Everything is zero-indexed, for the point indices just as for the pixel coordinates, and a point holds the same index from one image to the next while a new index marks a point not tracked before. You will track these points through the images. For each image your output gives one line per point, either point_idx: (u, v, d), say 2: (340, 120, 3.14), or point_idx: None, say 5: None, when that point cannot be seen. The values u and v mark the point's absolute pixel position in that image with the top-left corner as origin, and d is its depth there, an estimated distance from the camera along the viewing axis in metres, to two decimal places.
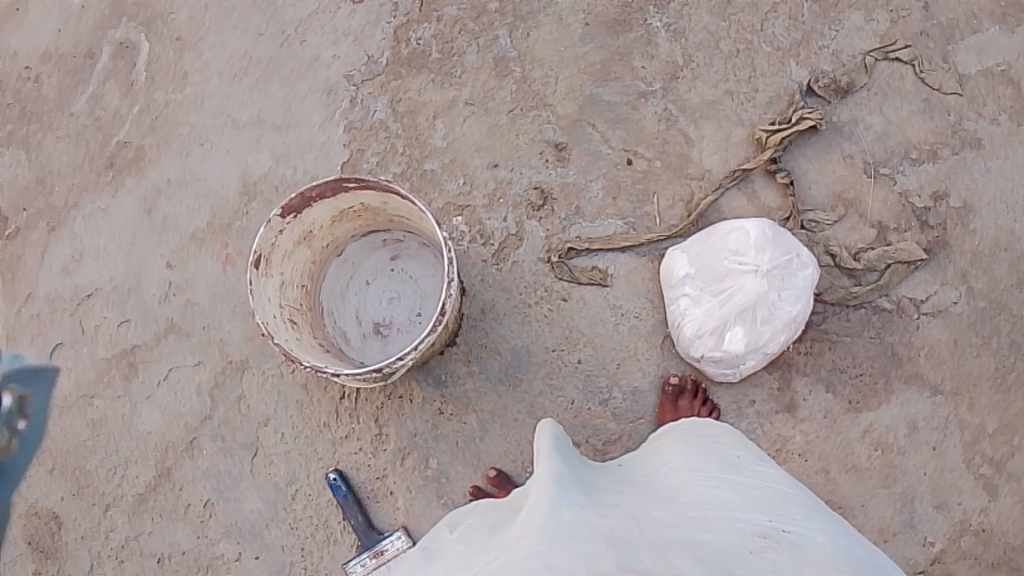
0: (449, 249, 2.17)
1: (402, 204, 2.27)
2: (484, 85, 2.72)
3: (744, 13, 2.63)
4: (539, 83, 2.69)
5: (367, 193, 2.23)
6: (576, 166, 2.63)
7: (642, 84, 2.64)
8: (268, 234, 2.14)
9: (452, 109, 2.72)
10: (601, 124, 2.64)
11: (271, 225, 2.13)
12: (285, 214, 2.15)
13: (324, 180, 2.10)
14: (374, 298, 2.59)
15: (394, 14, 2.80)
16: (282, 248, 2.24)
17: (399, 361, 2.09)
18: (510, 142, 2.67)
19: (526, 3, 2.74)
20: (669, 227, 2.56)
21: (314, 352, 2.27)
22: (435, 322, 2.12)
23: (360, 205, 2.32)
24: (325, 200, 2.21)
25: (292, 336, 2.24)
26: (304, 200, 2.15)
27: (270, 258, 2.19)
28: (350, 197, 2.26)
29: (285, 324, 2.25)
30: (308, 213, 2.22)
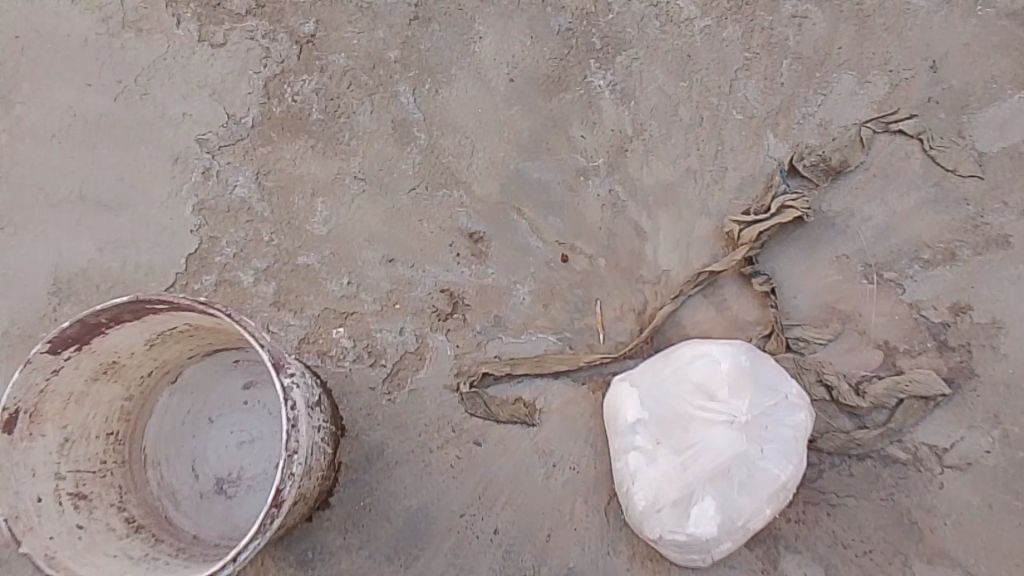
0: (289, 410, 1.51)
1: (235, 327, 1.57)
2: (380, 156, 2.11)
3: (710, 71, 2.08)
4: (450, 154, 2.10)
5: (186, 315, 1.56)
6: (497, 262, 2.00)
7: (580, 160, 2.08)
8: (28, 377, 1.49)
9: (338, 184, 2.10)
10: (529, 208, 2.04)
11: (34, 364, 1.48)
12: (57, 348, 1.50)
13: (109, 303, 1.45)
14: (220, 440, 1.88)
15: (265, 62, 2.16)
16: (64, 390, 1.58)
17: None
18: (411, 230, 2.05)
19: (435, 53, 2.16)
20: (615, 345, 1.95)
21: (102, 544, 1.60)
22: (261, 519, 1.45)
23: (185, 326, 1.65)
24: (126, 324, 1.55)
25: (72, 519, 1.59)
26: (87, 328, 1.50)
27: (38, 408, 1.54)
28: (162, 320, 1.58)
29: (63, 499, 1.59)
30: (100, 342, 1.56)
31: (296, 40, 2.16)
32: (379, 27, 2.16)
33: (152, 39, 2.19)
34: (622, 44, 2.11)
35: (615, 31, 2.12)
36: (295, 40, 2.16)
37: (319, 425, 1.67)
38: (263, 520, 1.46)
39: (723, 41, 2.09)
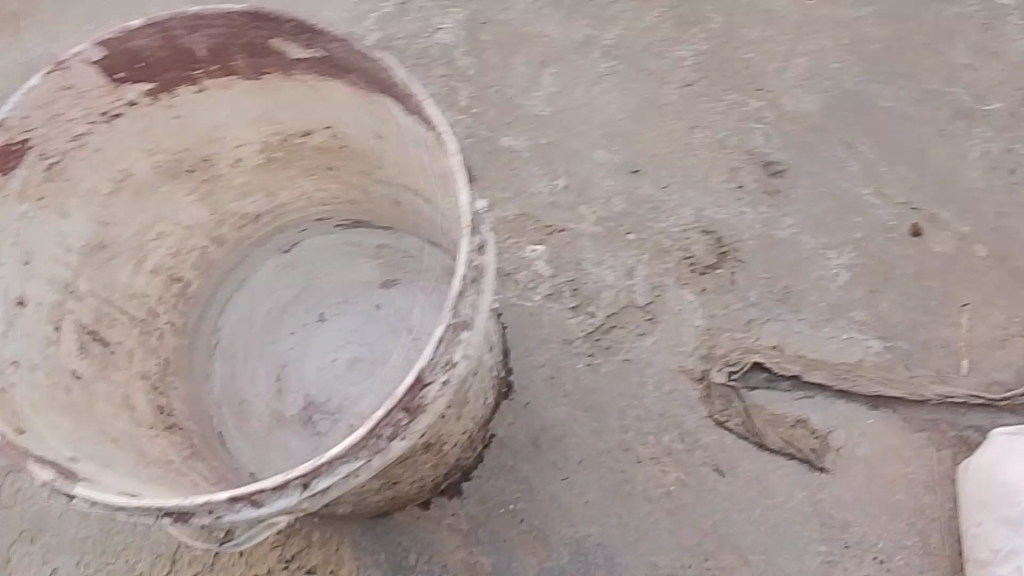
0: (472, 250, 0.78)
1: (402, 128, 0.89)
2: (649, 33, 1.34)
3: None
4: (754, 48, 1.33)
5: (331, 90, 0.91)
6: (802, 210, 1.27)
7: (962, 96, 1.31)
8: (53, 99, 0.85)
9: (579, 56, 1.34)
10: (870, 147, 1.30)
11: (74, 87, 0.86)
12: (118, 73, 0.87)
13: (215, 7, 0.82)
14: (326, 350, 1.24)
15: None
16: (115, 164, 0.98)
17: (238, 507, 0.73)
18: (674, 139, 1.30)
19: None
20: (977, 380, 1.19)
21: (97, 419, 0.94)
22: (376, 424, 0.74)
23: (326, 129, 1.00)
24: (236, 76, 0.92)
25: (63, 365, 0.96)
26: (173, 53, 0.88)
27: (63, 166, 0.92)
28: (292, 89, 0.94)
29: (61, 333, 0.97)
30: (192, 102, 0.96)
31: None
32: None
33: None
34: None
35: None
36: None
37: (489, 337, 0.98)
38: (373, 430, 0.74)
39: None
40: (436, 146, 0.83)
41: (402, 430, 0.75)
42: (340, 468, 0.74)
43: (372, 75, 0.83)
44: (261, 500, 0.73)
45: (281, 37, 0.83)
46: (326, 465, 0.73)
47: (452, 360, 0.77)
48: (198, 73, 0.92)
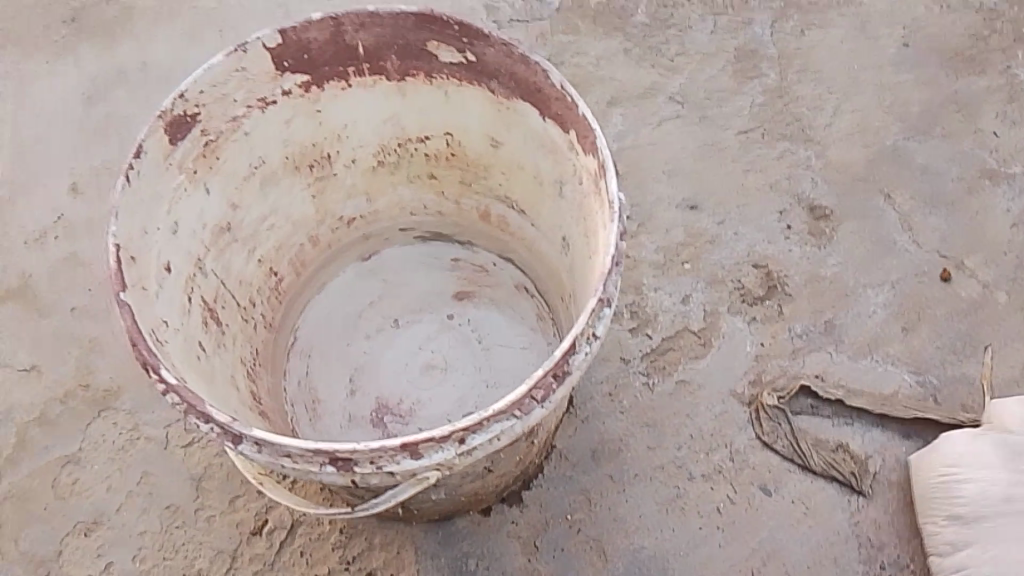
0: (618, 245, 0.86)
1: (530, 129, 1.02)
2: (710, 82, 1.52)
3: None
4: (804, 103, 1.51)
5: (465, 93, 1.05)
6: (845, 251, 1.39)
7: (989, 158, 1.46)
8: (228, 80, 0.98)
9: (645, 99, 1.50)
10: (905, 199, 1.43)
11: (246, 70, 0.98)
12: (287, 62, 1.00)
13: (390, 7, 0.97)
14: (400, 355, 1.23)
15: None
16: (252, 152, 1.07)
17: (399, 456, 0.76)
18: (730, 179, 1.44)
19: None
20: None
21: (218, 386, 0.97)
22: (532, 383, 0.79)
23: (442, 135, 1.13)
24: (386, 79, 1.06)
25: (193, 335, 0.99)
26: (337, 51, 1.01)
27: (217, 146, 1.02)
28: (423, 94, 1.08)
29: (191, 300, 1.01)
30: (330, 98, 1.07)
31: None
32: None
33: None
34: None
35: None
36: None
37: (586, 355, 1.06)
38: (529, 391, 0.78)
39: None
40: (563, 150, 0.98)
41: (553, 395, 0.79)
42: (496, 425, 0.77)
43: (519, 76, 0.97)
44: (422, 451, 0.77)
45: (444, 39, 0.98)
46: (485, 421, 0.77)
47: (594, 334, 0.83)
48: (349, 69, 1.04)
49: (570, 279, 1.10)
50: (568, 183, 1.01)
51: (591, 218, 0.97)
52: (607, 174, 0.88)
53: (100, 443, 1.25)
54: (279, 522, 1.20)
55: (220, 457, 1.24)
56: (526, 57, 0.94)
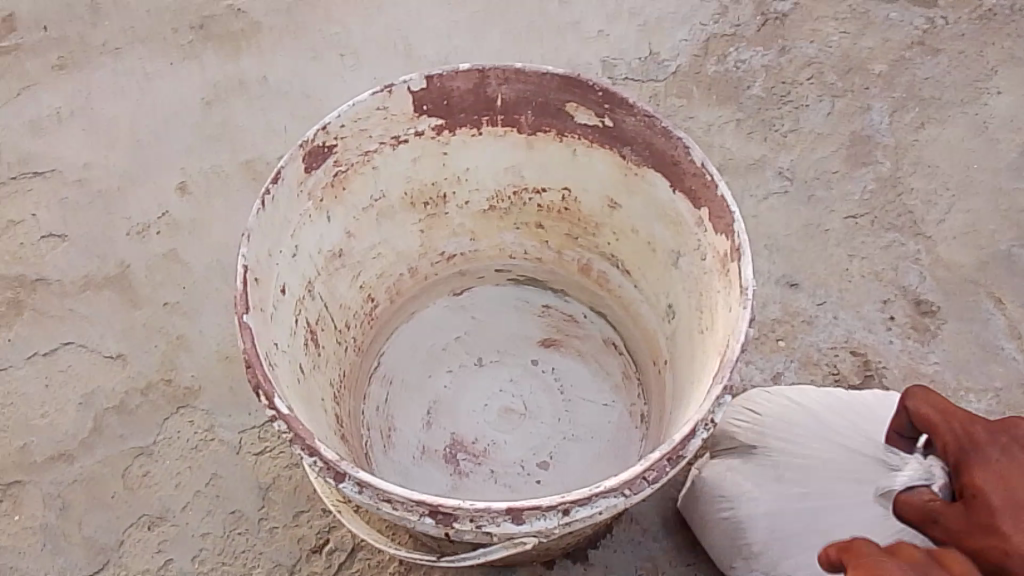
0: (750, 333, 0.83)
1: (654, 198, 1.03)
2: (820, 162, 1.49)
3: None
4: (917, 195, 1.47)
5: (593, 156, 1.06)
6: (948, 351, 1.33)
7: None
8: (370, 117, 0.98)
9: (753, 171, 1.48)
10: (1015, 305, 1.37)
11: (388, 109, 0.99)
12: (426, 106, 1.01)
13: (537, 68, 0.98)
14: (479, 394, 1.16)
15: (716, 18, 1.63)
16: (376, 185, 1.07)
17: (502, 519, 0.70)
18: (832, 262, 1.40)
19: (934, 85, 1.57)
20: None
21: (315, 409, 0.91)
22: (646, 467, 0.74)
23: (560, 190, 1.12)
24: (516, 134, 1.06)
25: (296, 356, 0.94)
26: (476, 100, 1.02)
27: (347, 177, 1.02)
28: (550, 152, 1.08)
29: (297, 321, 0.98)
30: (458, 144, 1.07)
31: (761, 10, 1.64)
32: (868, 34, 1.63)
33: None
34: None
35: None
36: (761, 11, 1.64)
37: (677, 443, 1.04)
38: (642, 471, 0.75)
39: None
40: (691, 225, 0.98)
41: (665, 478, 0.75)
42: (605, 501, 0.72)
43: (657, 148, 0.97)
44: (526, 517, 0.71)
45: (585, 104, 0.99)
46: (595, 494, 0.72)
47: (711, 421, 0.79)
48: (482, 119, 1.05)
49: (668, 349, 1.09)
50: (685, 255, 1.01)
51: (709, 292, 0.97)
52: (741, 257, 0.88)
53: (176, 438, 1.25)
54: (341, 544, 1.17)
55: (291, 468, 1.23)
56: (669, 131, 0.95)
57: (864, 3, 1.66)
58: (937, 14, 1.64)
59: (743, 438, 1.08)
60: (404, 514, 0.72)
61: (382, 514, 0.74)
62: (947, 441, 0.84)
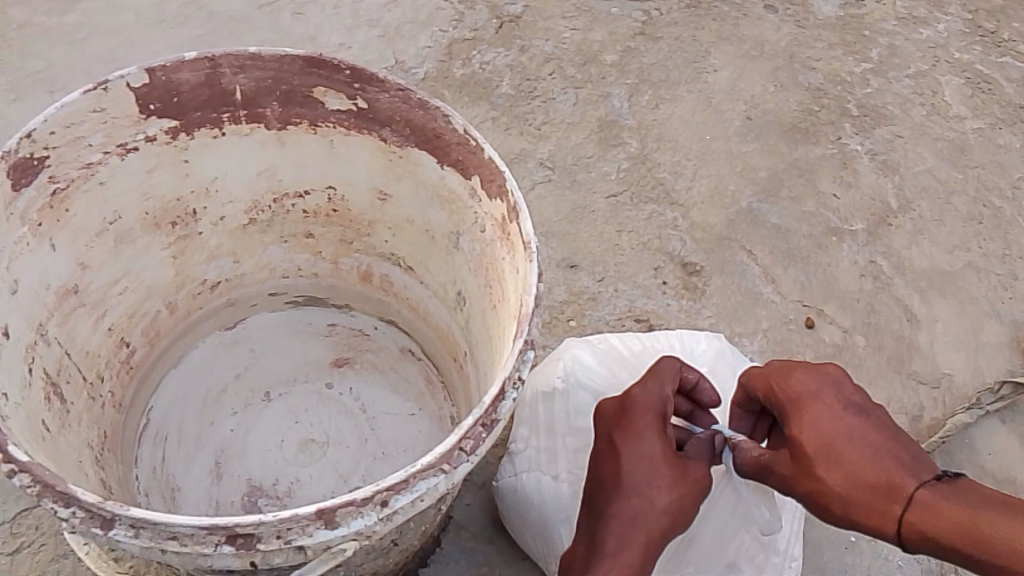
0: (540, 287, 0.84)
1: (424, 178, 1.00)
2: (576, 149, 1.56)
3: (986, 170, 1.63)
4: (665, 169, 1.56)
5: (351, 144, 1.02)
6: (717, 303, 1.44)
7: (832, 217, 1.55)
8: (85, 120, 0.90)
9: (516, 165, 1.53)
10: (765, 253, 1.50)
11: (105, 111, 0.91)
12: (152, 104, 0.94)
13: (273, 52, 0.94)
14: (271, 432, 1.11)
15: (455, 24, 1.66)
16: (106, 204, 0.99)
17: (313, 527, 0.70)
18: (604, 239, 1.47)
19: (661, 68, 1.68)
20: None
21: (68, 472, 0.87)
22: (452, 441, 0.75)
23: (324, 188, 1.08)
24: (269, 126, 1.01)
25: (35, 412, 0.88)
26: (210, 95, 0.96)
27: (66, 197, 0.93)
28: (304, 146, 1.04)
29: (32, 371, 0.90)
30: (198, 146, 1.01)
31: (497, 13, 1.68)
32: (597, 28, 1.71)
33: None
34: (883, 118, 1.67)
35: (874, 102, 1.69)
36: (496, 13, 1.68)
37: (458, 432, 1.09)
38: (457, 442, 0.75)
39: (999, 146, 1.66)
40: (465, 199, 0.96)
41: (481, 447, 0.76)
42: (421, 483, 0.72)
43: (416, 123, 0.95)
44: (340, 519, 0.70)
45: (332, 85, 0.95)
46: (411, 478, 0.72)
47: (520, 378, 0.80)
48: (223, 115, 0.99)
49: (465, 339, 1.06)
50: (465, 233, 1.00)
51: (494, 264, 0.96)
52: (521, 215, 0.87)
53: None
54: None
55: (50, 568, 1.13)
56: (425, 101, 0.92)
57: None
58: (652, 5, 1.75)
59: (546, 416, 1.10)
60: (196, 549, 0.69)
61: (173, 557, 0.72)
62: (782, 397, 0.90)
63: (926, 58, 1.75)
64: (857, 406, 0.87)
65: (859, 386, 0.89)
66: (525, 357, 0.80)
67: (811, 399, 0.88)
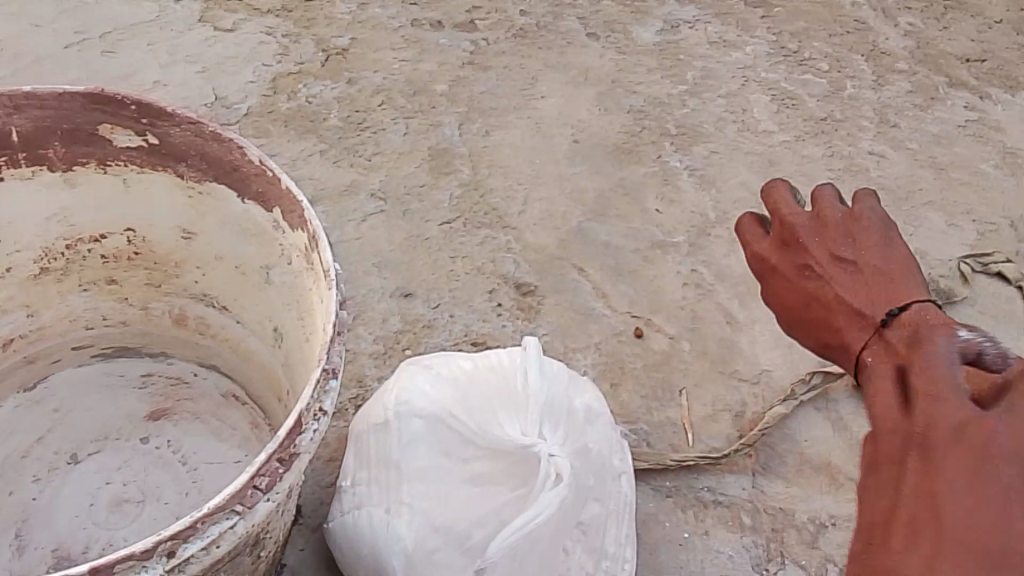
0: (337, 317, 0.84)
1: (228, 213, 0.99)
2: (408, 178, 1.58)
3: (793, 181, 1.76)
4: (496, 194, 1.60)
5: (149, 181, 0.99)
6: (550, 321, 1.48)
7: (657, 232, 1.64)
8: None
9: (347, 196, 1.53)
10: (595, 269, 1.56)
11: None
12: None
13: (51, 89, 0.91)
14: (80, 495, 1.05)
15: (281, 58, 1.65)
16: None
17: None
18: (438, 265, 1.49)
19: (490, 95, 1.73)
20: (706, 446, 1.42)
21: None
22: (244, 483, 0.73)
23: (123, 232, 1.04)
24: (58, 169, 0.98)
25: None
26: None
27: None
28: (97, 187, 1.00)
29: None
30: None
31: (324, 47, 1.69)
32: (425, 59, 1.74)
33: (144, 9, 1.66)
34: (699, 136, 1.78)
35: (691, 122, 1.80)
36: (323, 48, 1.69)
37: None
38: (250, 480, 0.74)
39: (804, 157, 1.79)
40: (269, 231, 0.96)
41: (279, 481, 0.75)
42: (212, 527, 0.71)
43: (212, 157, 0.94)
44: None
45: (120, 121, 0.93)
46: (199, 523, 0.71)
47: (321, 409, 0.80)
48: (0, 160, 0.95)
49: (288, 377, 1.04)
50: (274, 267, 0.99)
51: (303, 295, 0.95)
52: (321, 245, 0.88)
53: None
54: None
55: None
56: (220, 134, 0.92)
57: (415, 32, 1.77)
58: (479, 36, 1.80)
59: (377, 448, 1.09)
60: None
61: None
62: (821, 215, 1.01)
63: (737, 80, 1.88)
64: (889, 249, 0.97)
65: (898, 236, 0.98)
66: (321, 385, 0.80)
67: (848, 223, 0.99)
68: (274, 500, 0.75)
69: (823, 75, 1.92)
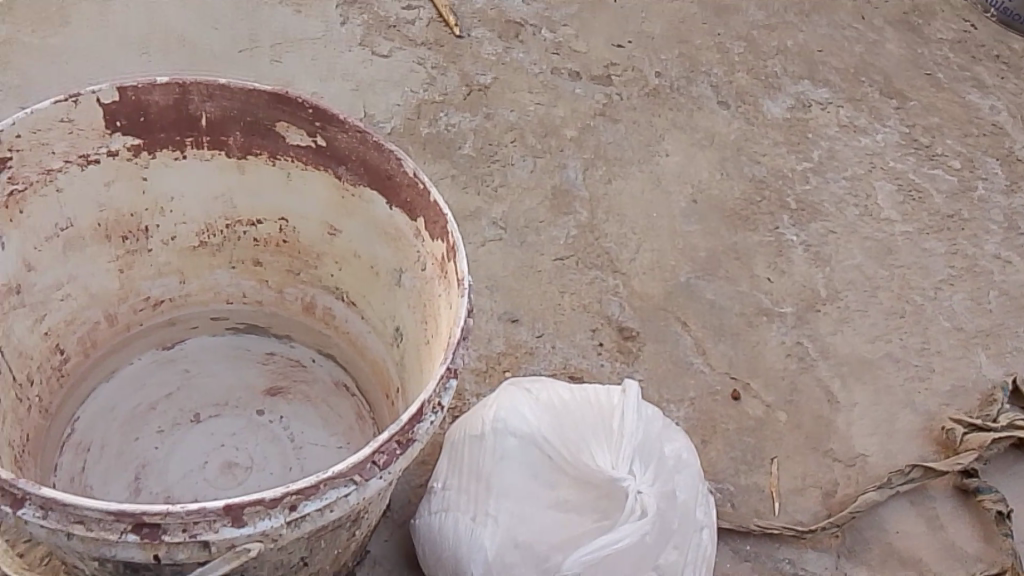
0: (466, 320, 0.89)
1: (374, 217, 1.06)
2: (529, 212, 1.64)
3: (909, 271, 1.73)
4: (610, 240, 1.65)
5: (308, 178, 1.08)
6: (647, 368, 1.51)
7: (764, 299, 1.64)
8: (52, 128, 0.97)
9: (469, 221, 1.61)
10: (698, 325, 1.58)
11: (73, 122, 0.98)
12: (119, 120, 1.02)
13: (241, 84, 1.01)
14: (196, 452, 1.14)
15: (426, 86, 1.76)
16: (61, 210, 1.04)
17: (219, 524, 0.73)
18: (547, 298, 1.54)
19: (617, 146, 1.79)
20: (792, 518, 1.40)
21: None
22: (365, 454, 0.78)
23: (276, 220, 1.13)
24: (233, 156, 1.08)
25: None
26: (178, 117, 1.04)
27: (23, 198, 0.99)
28: (261, 176, 1.10)
29: None
30: (160, 165, 1.08)
31: (466, 82, 1.79)
32: (559, 105, 1.81)
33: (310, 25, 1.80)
34: (818, 213, 1.79)
35: (811, 198, 1.81)
36: (466, 82, 1.79)
37: None
38: (371, 455, 0.79)
39: (924, 250, 1.77)
40: (408, 237, 1.03)
41: (394, 461, 0.80)
42: (331, 492, 0.77)
43: (370, 164, 1.02)
44: (247, 518, 0.74)
45: (295, 121, 1.03)
46: (320, 486, 0.76)
47: (439, 404, 0.85)
48: (187, 139, 1.06)
49: (399, 374, 1.10)
50: (406, 271, 1.06)
51: (430, 301, 1.01)
52: (458, 254, 0.94)
53: None
54: None
55: None
56: (379, 144, 1.00)
57: (553, 79, 1.85)
58: (613, 90, 1.87)
59: (471, 459, 1.14)
60: (106, 533, 0.73)
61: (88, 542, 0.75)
62: None
63: (863, 165, 1.88)
64: None
65: None
66: (445, 381, 0.85)
67: None
68: (383, 479, 0.81)
69: (953, 172, 1.90)
